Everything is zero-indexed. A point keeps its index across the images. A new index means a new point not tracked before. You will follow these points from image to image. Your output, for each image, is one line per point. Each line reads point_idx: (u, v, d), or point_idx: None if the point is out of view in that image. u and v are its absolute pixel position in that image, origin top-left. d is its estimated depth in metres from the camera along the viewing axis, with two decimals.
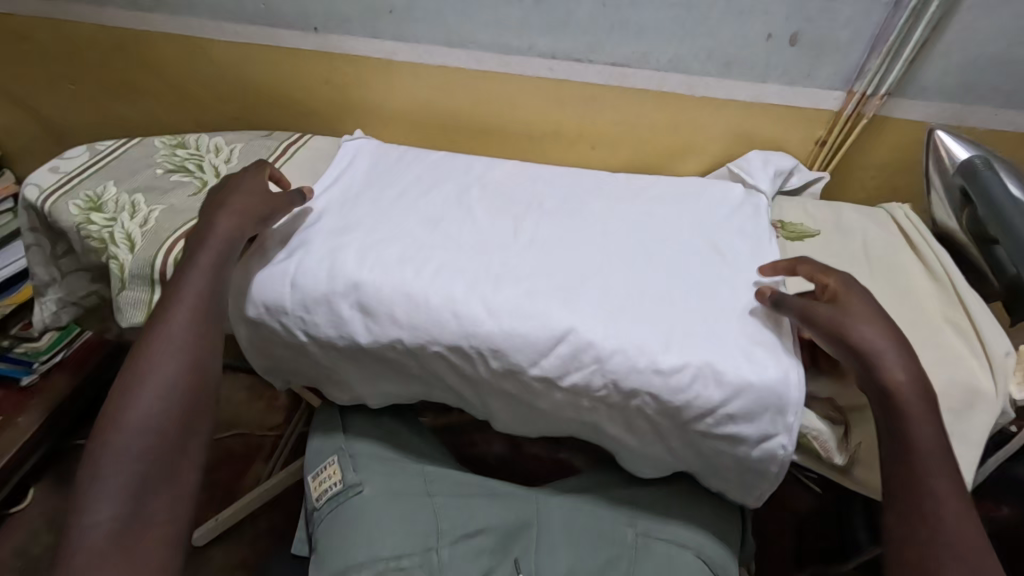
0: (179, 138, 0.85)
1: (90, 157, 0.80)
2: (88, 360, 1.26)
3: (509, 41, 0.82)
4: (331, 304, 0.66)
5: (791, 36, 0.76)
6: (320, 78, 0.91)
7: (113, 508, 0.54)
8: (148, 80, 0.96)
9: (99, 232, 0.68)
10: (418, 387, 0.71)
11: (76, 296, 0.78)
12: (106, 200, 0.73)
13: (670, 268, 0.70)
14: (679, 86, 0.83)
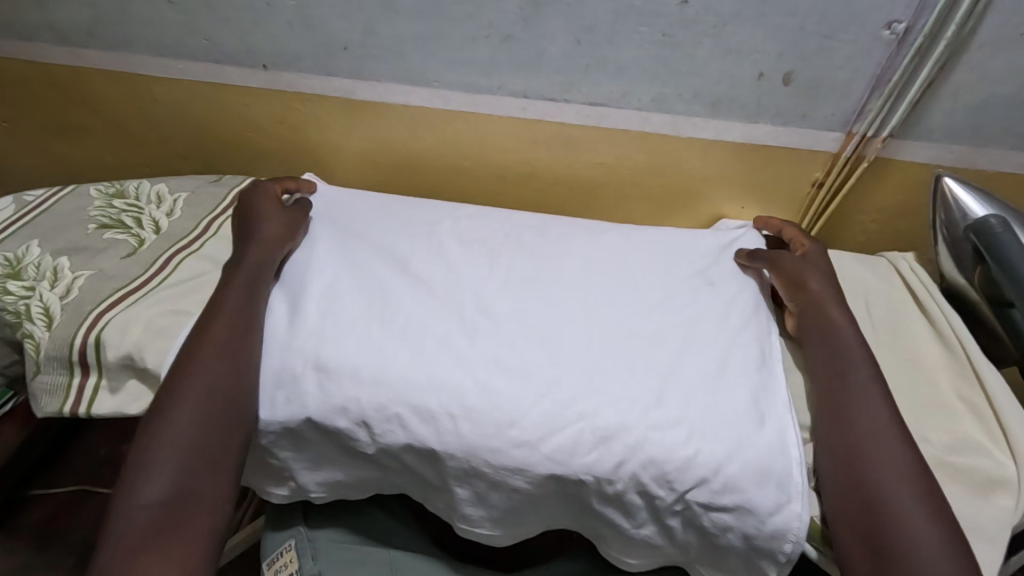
0: (118, 186, 0.77)
1: (17, 210, 0.73)
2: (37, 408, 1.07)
3: (476, 80, 0.77)
4: (283, 381, 0.58)
5: (784, 76, 0.71)
6: (273, 117, 0.85)
7: (161, 490, 0.50)
8: (87, 118, 0.89)
9: (13, 305, 0.61)
10: (371, 472, 0.62)
11: None
12: (26, 264, 0.65)
13: (652, 328, 0.64)
14: (664, 125, 0.78)
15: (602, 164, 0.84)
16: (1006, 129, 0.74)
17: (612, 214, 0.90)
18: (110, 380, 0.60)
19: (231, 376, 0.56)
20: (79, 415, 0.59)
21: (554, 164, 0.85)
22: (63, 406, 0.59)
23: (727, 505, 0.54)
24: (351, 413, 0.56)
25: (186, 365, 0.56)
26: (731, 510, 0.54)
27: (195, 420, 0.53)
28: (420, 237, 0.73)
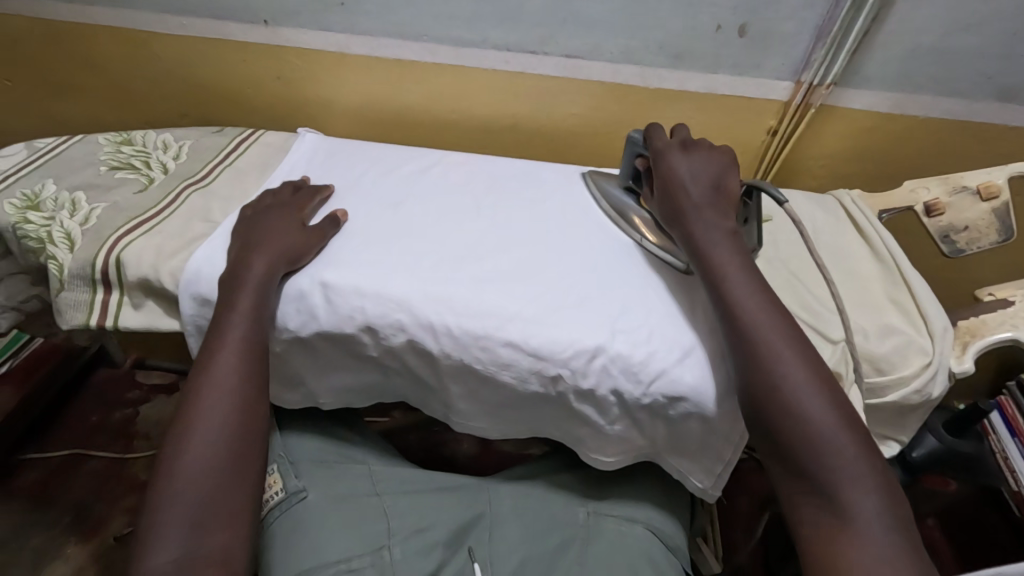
0: (125, 135, 0.81)
1: (29, 155, 0.76)
2: (36, 371, 1.22)
3: (485, 31, 0.76)
4: (333, 303, 0.59)
5: (739, 28, 0.72)
6: (178, 57, 0.85)
7: (171, 552, 0.45)
8: (87, 79, 0.90)
9: (36, 232, 0.64)
10: (522, 423, 0.64)
11: (14, 300, 0.76)
12: (44, 199, 0.68)
13: (766, 259, 0.67)
14: (756, 87, 0.78)
15: (579, 115, 0.83)
16: (998, 83, 0.74)
17: (594, 147, 0.87)
18: (132, 296, 0.62)
19: (239, 430, 0.52)
20: (106, 328, 0.62)
21: (531, 117, 0.84)
22: (88, 319, 0.61)
23: (684, 393, 0.55)
24: (357, 321, 0.59)
25: (188, 417, 0.52)
26: (689, 399, 0.55)
27: (215, 446, 0.51)
28: (413, 173, 0.76)
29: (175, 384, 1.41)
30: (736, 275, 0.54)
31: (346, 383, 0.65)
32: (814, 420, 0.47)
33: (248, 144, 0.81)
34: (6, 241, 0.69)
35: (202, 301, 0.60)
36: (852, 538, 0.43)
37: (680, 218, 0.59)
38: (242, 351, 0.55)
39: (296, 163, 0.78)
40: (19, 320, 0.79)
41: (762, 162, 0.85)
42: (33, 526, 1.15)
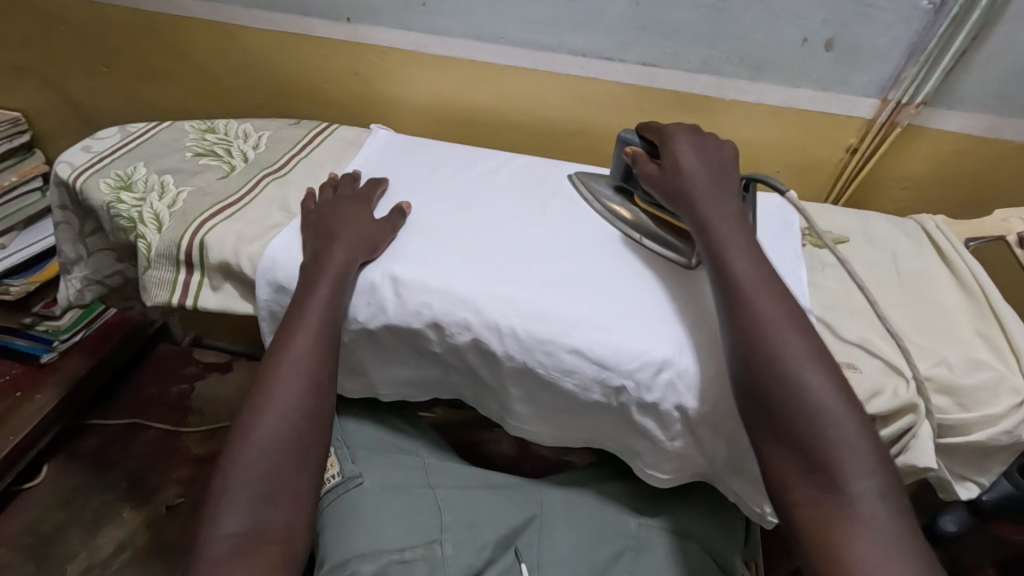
0: (209, 123, 0.84)
1: (122, 138, 0.80)
2: (107, 340, 1.30)
3: (562, 36, 0.77)
4: (402, 297, 0.60)
5: (826, 41, 0.70)
6: (262, 51, 0.89)
7: (241, 522, 0.48)
8: (176, 68, 0.94)
9: (128, 211, 0.68)
10: (577, 430, 0.64)
11: (101, 274, 0.81)
12: (137, 179, 0.72)
13: (843, 281, 0.65)
14: (838, 103, 0.75)
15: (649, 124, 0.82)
16: None
17: None
18: (212, 278, 0.65)
19: (309, 411, 0.54)
20: (186, 307, 0.65)
21: (600, 123, 0.84)
22: (170, 297, 0.64)
23: None
24: (424, 317, 0.60)
25: (263, 391, 0.54)
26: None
27: (286, 422, 0.52)
28: (480, 174, 0.77)
29: (228, 364, 1.46)
30: (742, 257, 0.54)
31: (408, 376, 0.66)
32: (816, 398, 0.47)
33: (323, 137, 0.84)
34: (99, 217, 0.73)
35: (278, 287, 0.62)
36: (848, 515, 0.43)
37: (682, 199, 0.59)
38: (317, 335, 0.57)
39: (369, 158, 0.79)
40: (102, 292, 0.84)
41: (837, 182, 0.82)
42: (92, 488, 1.21)
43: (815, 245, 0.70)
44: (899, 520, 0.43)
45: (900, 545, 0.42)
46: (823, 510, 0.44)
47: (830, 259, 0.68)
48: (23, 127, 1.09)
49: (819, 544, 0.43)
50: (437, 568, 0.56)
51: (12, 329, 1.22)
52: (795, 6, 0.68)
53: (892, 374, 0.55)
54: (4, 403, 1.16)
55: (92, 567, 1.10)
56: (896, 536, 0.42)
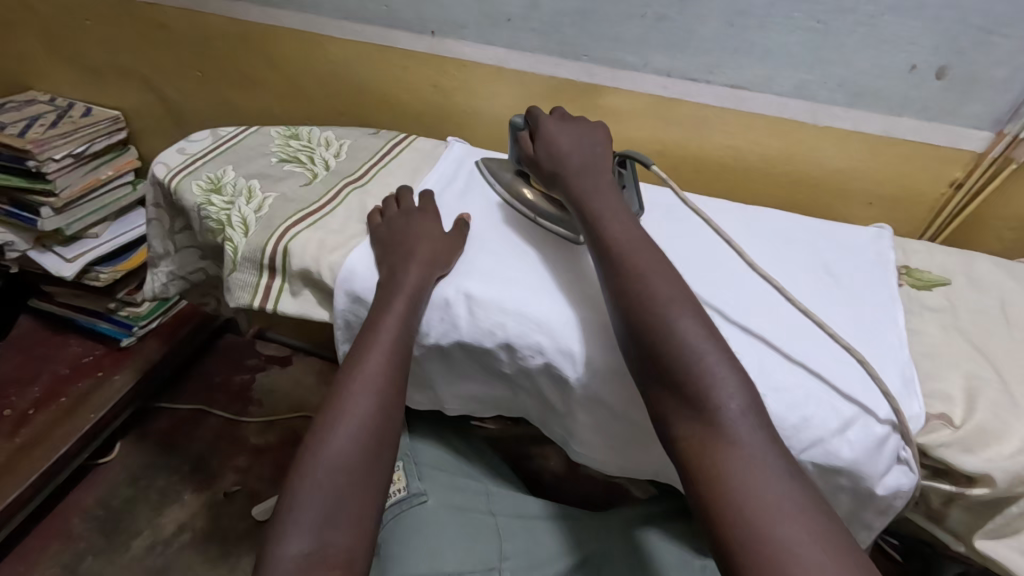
0: (293, 130, 0.87)
1: (214, 141, 0.83)
2: (180, 328, 1.36)
3: (648, 56, 0.75)
4: (475, 316, 0.60)
5: (938, 70, 0.66)
6: (345, 61, 0.91)
7: (305, 544, 0.47)
8: (264, 75, 0.98)
9: (217, 214, 0.71)
10: (644, 463, 0.62)
11: (185, 270, 0.85)
12: (226, 183, 0.75)
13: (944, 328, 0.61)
14: (943, 136, 0.70)
15: (731, 147, 0.79)
16: None
17: (741, 183, 0.82)
18: (292, 284, 0.67)
19: (378, 433, 0.54)
20: (266, 310, 0.66)
21: (680, 145, 0.81)
22: (252, 300, 0.66)
23: (841, 468, 0.51)
24: (497, 338, 0.59)
25: (333, 410, 0.54)
26: (845, 473, 0.51)
27: (354, 443, 0.52)
28: None
29: (288, 358, 1.51)
30: (612, 226, 0.57)
31: (476, 395, 0.66)
32: (688, 338, 0.48)
33: (401, 148, 0.85)
34: (189, 217, 0.76)
35: (355, 298, 0.63)
36: (724, 444, 0.44)
37: (558, 178, 0.62)
38: (390, 357, 0.57)
39: (445, 169, 0.80)
40: (184, 287, 0.88)
41: (935, 218, 0.77)
42: (159, 469, 1.27)
43: (912, 285, 0.66)
44: (765, 436, 0.45)
45: (771, 461, 0.43)
46: (702, 438, 0.45)
47: (928, 303, 0.64)
48: (121, 125, 1.15)
49: (701, 473, 0.44)
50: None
51: (98, 312, 1.30)
52: (906, 32, 0.64)
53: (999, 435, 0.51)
54: (87, 382, 1.24)
55: (155, 545, 1.15)
56: (768, 453, 0.44)
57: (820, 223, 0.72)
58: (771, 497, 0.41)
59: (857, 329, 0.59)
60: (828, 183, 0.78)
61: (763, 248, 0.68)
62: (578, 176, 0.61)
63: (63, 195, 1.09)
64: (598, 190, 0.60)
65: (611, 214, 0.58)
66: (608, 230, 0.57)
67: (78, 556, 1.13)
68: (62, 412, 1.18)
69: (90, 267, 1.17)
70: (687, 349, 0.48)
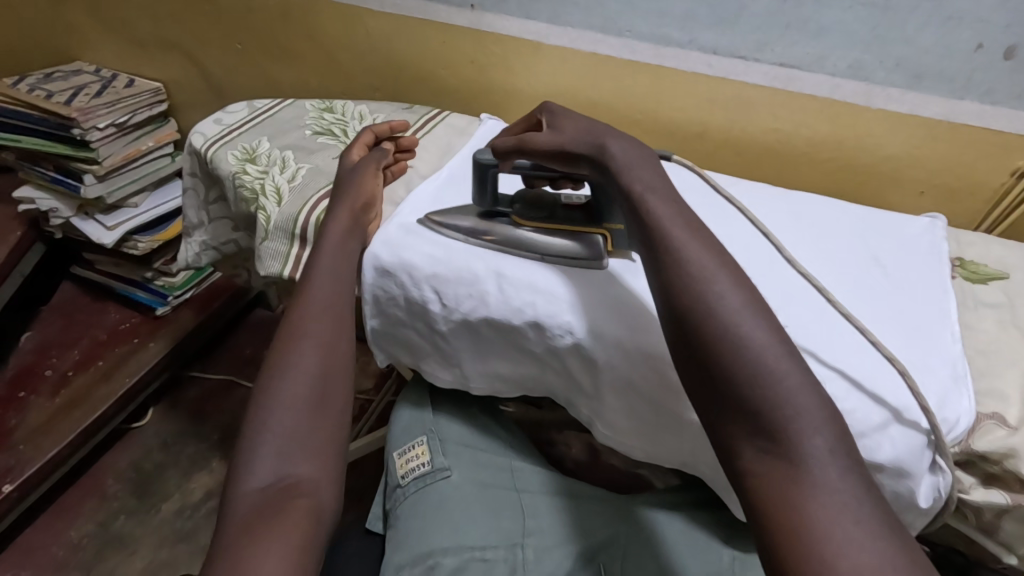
0: (328, 103, 0.87)
1: (250, 112, 0.84)
2: (213, 300, 1.39)
3: (693, 32, 0.73)
4: (504, 294, 0.60)
5: (1006, 49, 0.62)
6: (382, 35, 0.91)
7: (266, 477, 0.47)
8: (302, 49, 0.98)
9: (252, 184, 0.71)
10: (672, 452, 0.61)
11: (218, 241, 0.86)
12: (260, 153, 0.75)
13: (999, 325, 0.58)
14: (1007, 122, 0.66)
15: (777, 131, 0.76)
16: None
17: (785, 169, 0.79)
18: None
19: (328, 365, 0.54)
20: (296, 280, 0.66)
21: (722, 128, 0.78)
22: (282, 269, 0.66)
23: (884, 466, 0.48)
24: (526, 316, 0.59)
25: (281, 351, 0.54)
26: (887, 470, 0.48)
27: (305, 377, 0.52)
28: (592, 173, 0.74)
29: None
30: (662, 210, 0.48)
31: (496, 372, 0.65)
32: (755, 347, 0.40)
33: (434, 124, 0.84)
34: (223, 186, 0.77)
35: (383, 272, 0.63)
36: (802, 482, 0.36)
37: (593, 150, 0.54)
38: (328, 297, 0.58)
39: (476, 145, 0.79)
40: (216, 257, 0.89)
41: (994, 208, 0.73)
42: (189, 436, 1.30)
43: (966, 278, 0.62)
44: (835, 444, 0.37)
45: (839, 471, 0.36)
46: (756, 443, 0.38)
47: (985, 298, 0.60)
48: (162, 97, 1.17)
49: (769, 513, 0.36)
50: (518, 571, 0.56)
51: (136, 281, 1.33)
52: (975, 8, 0.60)
53: None
54: (123, 348, 1.27)
55: (183, 509, 1.19)
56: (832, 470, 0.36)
57: (867, 211, 0.69)
58: (841, 518, 0.34)
59: (903, 323, 0.56)
60: (881, 171, 0.75)
61: (801, 234, 0.65)
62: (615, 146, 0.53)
63: (105, 163, 1.12)
64: (640, 163, 0.52)
65: (658, 194, 0.49)
66: (654, 215, 0.48)
67: (111, 515, 1.17)
68: (100, 375, 1.22)
69: (130, 236, 1.20)
70: (757, 364, 0.39)
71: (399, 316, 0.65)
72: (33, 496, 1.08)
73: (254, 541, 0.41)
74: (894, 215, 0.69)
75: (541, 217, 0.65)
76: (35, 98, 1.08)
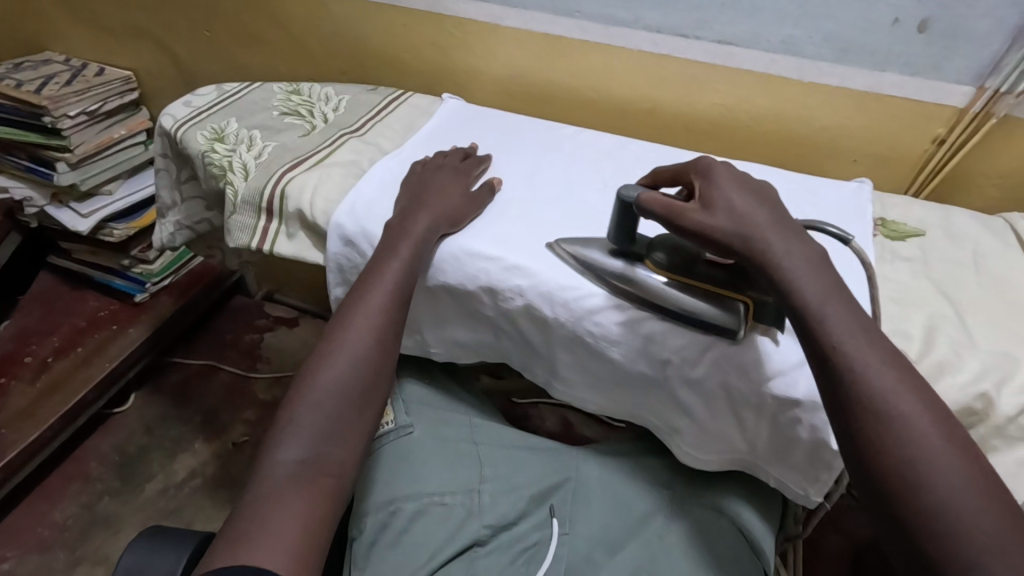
0: (295, 86, 0.90)
1: (218, 95, 0.86)
2: (192, 286, 1.41)
3: (638, 11, 0.77)
4: (460, 260, 0.63)
5: (920, 23, 0.67)
6: (346, 20, 0.94)
7: (299, 454, 0.51)
8: (270, 35, 1.01)
9: (220, 161, 0.75)
10: (620, 404, 0.66)
11: (192, 221, 0.89)
12: (228, 133, 0.78)
13: (913, 275, 0.63)
14: (926, 91, 0.71)
15: (720, 105, 0.81)
16: None
17: (729, 143, 0.84)
18: (288, 227, 0.70)
19: (373, 371, 0.57)
20: (263, 251, 0.70)
21: (670, 103, 0.83)
22: (251, 241, 0.70)
23: (796, 400, 0.54)
24: (480, 281, 0.63)
25: (328, 344, 0.57)
26: (802, 405, 0.54)
27: (349, 378, 0.56)
28: (545, 148, 0.78)
29: (295, 319, 1.55)
30: (838, 315, 0.46)
31: (458, 337, 0.69)
32: (949, 487, 0.40)
33: (398, 104, 0.87)
34: (193, 165, 0.80)
35: (348, 242, 0.67)
36: None
37: (748, 240, 0.49)
38: (387, 305, 0.59)
39: (436, 124, 0.83)
40: (190, 238, 0.92)
41: (919, 173, 0.78)
42: (171, 418, 1.33)
43: (888, 236, 0.67)
44: None
45: None
46: (898, 499, 0.41)
47: (900, 253, 0.65)
48: (133, 85, 1.20)
49: None
50: (473, 514, 0.61)
51: (113, 268, 1.35)
52: None
53: (946, 370, 0.53)
54: (103, 334, 1.30)
55: (167, 488, 1.22)
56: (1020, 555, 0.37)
57: (799, 176, 0.74)
58: None
59: None
60: (817, 141, 0.80)
61: None
62: (780, 243, 0.49)
63: (78, 151, 1.14)
64: (808, 261, 0.48)
65: (838, 299, 0.47)
66: (836, 323, 0.46)
67: (96, 496, 1.20)
68: (80, 361, 1.24)
69: (105, 223, 1.22)
70: (952, 507, 0.39)
71: None
72: (18, 477, 1.11)
73: (262, 511, 0.47)
74: (824, 180, 0.74)
75: (681, 272, 0.58)
76: (5, 87, 1.09)
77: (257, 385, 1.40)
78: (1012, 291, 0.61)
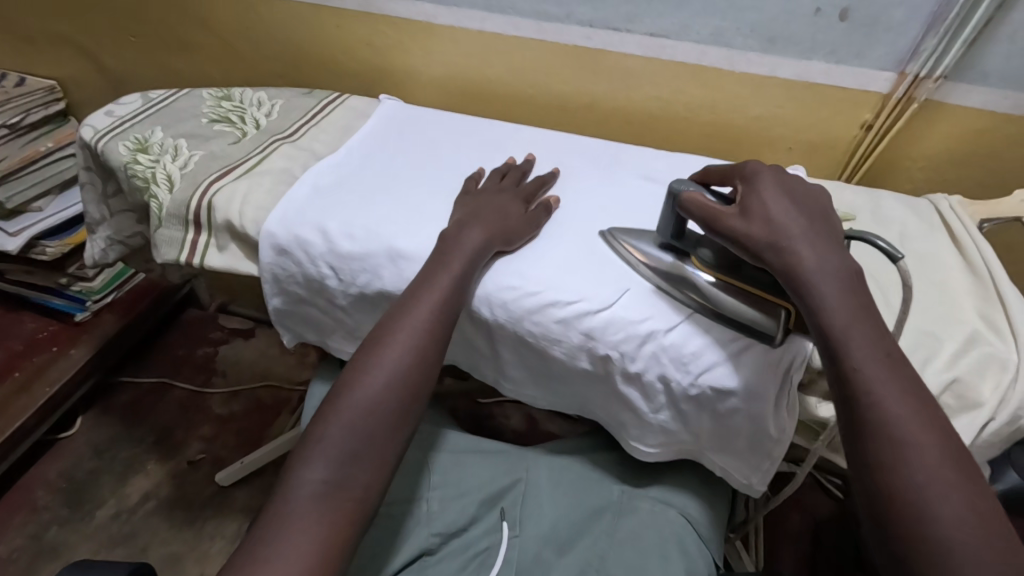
0: (225, 91, 0.87)
1: (144, 103, 0.83)
2: (136, 302, 1.36)
3: (570, 7, 0.76)
4: (396, 265, 0.62)
5: (841, 11, 0.68)
6: (276, 20, 0.91)
7: (324, 472, 0.49)
8: (199, 38, 0.97)
9: (144, 172, 0.71)
10: (568, 403, 0.66)
11: (122, 235, 0.85)
12: (152, 143, 0.75)
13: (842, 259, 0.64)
14: (851, 78, 0.73)
15: (657, 98, 0.81)
16: None
17: (668, 134, 0.84)
18: (218, 239, 0.68)
19: (409, 391, 0.54)
20: (193, 265, 0.68)
21: (608, 97, 0.83)
22: (179, 255, 0.68)
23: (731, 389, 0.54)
24: None
25: (367, 356, 0.55)
26: (737, 394, 0.54)
27: (385, 397, 0.53)
28: (484, 147, 0.78)
29: (250, 330, 1.51)
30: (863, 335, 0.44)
31: None
32: (938, 510, 0.39)
33: (333, 107, 0.85)
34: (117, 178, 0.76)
35: (280, 251, 0.64)
36: None
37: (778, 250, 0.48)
38: (433, 322, 0.56)
39: (372, 125, 0.81)
40: (124, 253, 0.88)
41: (850, 158, 0.80)
42: (122, 440, 1.28)
43: None
44: None
45: None
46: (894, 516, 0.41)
47: None
48: (58, 95, 1.15)
49: None
50: (421, 522, 0.61)
51: (50, 288, 1.29)
52: None
53: None
54: (42, 356, 1.24)
55: (120, 512, 1.17)
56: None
57: None
58: None
59: None
60: (752, 130, 0.81)
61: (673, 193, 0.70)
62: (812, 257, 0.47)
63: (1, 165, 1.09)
64: (838, 281, 0.46)
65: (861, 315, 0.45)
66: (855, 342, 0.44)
67: (43, 526, 1.15)
68: (18, 386, 1.18)
69: (36, 242, 1.15)
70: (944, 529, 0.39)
71: (299, 293, 0.67)
72: None
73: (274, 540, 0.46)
74: None
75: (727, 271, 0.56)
76: None
77: (212, 399, 1.36)
78: (935, 271, 0.63)
